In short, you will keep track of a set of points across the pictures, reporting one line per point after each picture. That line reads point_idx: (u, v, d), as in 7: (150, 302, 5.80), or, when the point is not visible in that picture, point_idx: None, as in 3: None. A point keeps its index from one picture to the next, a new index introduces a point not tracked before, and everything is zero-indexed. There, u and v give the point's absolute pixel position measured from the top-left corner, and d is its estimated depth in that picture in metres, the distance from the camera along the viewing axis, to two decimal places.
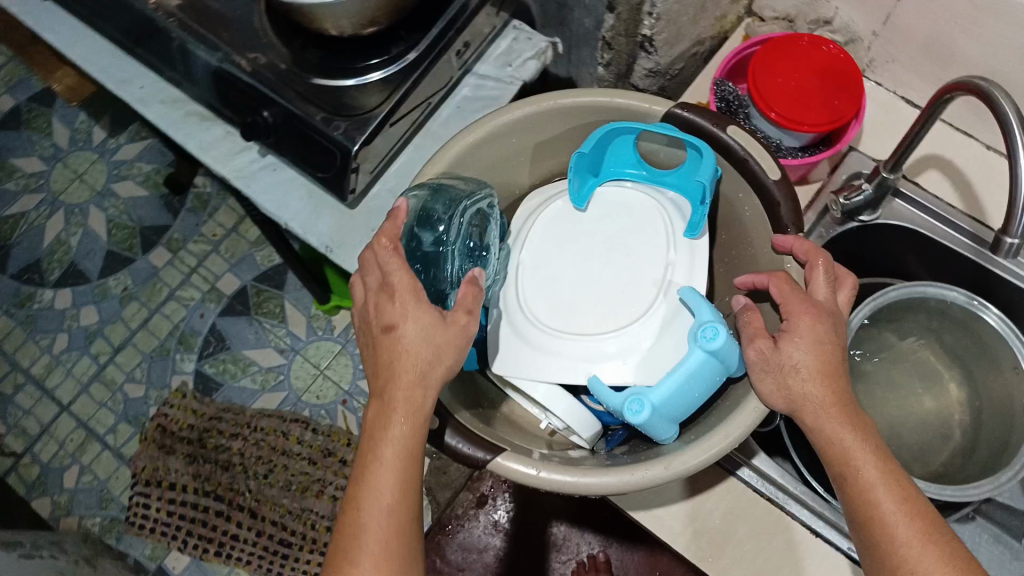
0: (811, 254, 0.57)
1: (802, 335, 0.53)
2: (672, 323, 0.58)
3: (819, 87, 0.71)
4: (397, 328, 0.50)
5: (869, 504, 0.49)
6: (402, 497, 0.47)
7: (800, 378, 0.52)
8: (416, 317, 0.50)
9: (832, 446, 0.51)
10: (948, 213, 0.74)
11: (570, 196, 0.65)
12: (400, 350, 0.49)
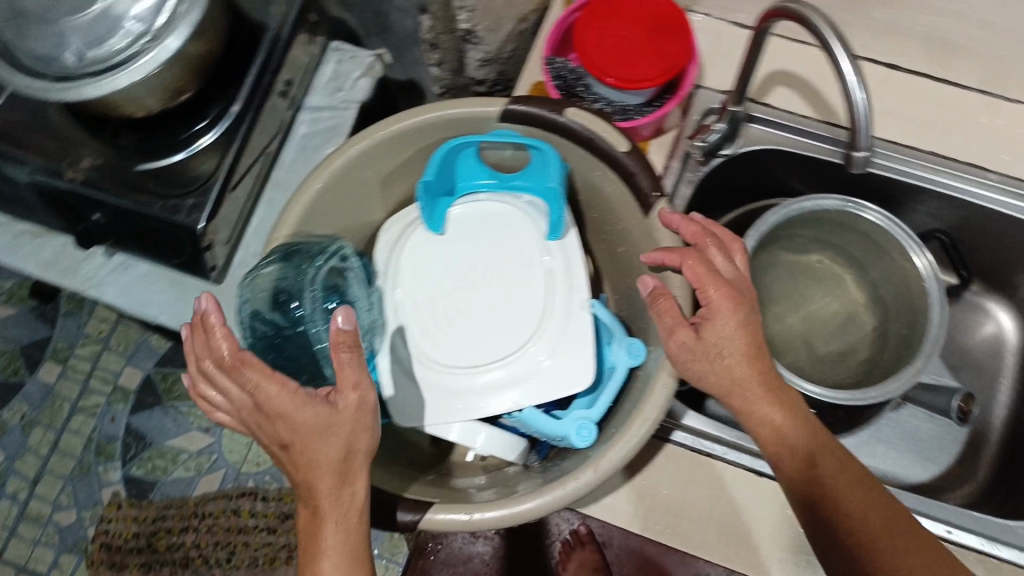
0: (699, 235, 0.56)
1: (724, 320, 0.53)
2: (567, 330, 0.58)
3: (647, 39, 0.69)
4: (296, 446, 0.48)
5: (806, 471, 0.55)
6: None
7: (728, 364, 0.54)
8: (309, 432, 0.48)
9: (762, 424, 0.55)
10: (803, 125, 0.74)
11: (425, 222, 0.62)
12: (310, 461, 0.48)
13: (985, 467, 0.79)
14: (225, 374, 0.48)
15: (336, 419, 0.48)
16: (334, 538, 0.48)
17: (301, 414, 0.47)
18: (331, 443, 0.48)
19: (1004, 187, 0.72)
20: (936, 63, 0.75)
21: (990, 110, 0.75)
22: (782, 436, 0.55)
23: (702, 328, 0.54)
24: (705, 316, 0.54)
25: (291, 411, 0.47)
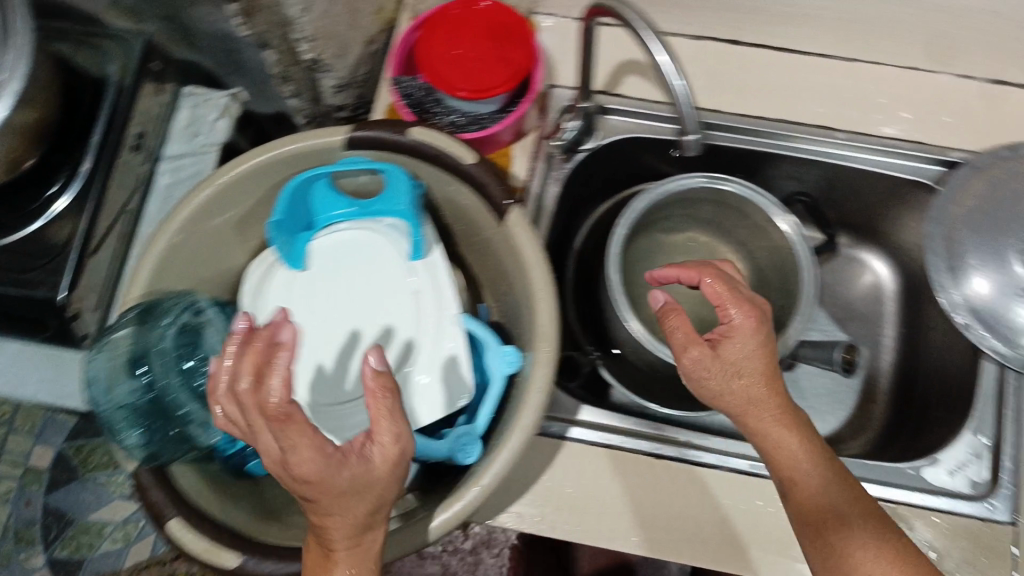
0: (700, 273, 0.59)
1: (743, 337, 0.55)
2: (440, 349, 0.59)
3: (490, 47, 0.69)
4: (325, 508, 0.45)
5: (820, 498, 0.54)
6: None
7: (749, 381, 0.55)
8: (338, 498, 0.44)
9: (779, 449, 0.55)
10: (656, 111, 0.76)
11: (284, 260, 0.62)
12: (329, 521, 0.45)
13: (880, 412, 0.82)
14: (255, 425, 0.44)
15: (372, 475, 0.45)
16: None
17: (337, 480, 0.44)
18: (365, 505, 0.45)
19: (854, 143, 0.74)
20: (782, 36, 0.75)
21: (830, 71, 0.77)
22: (795, 468, 0.54)
23: (719, 345, 0.56)
24: (728, 332, 0.56)
25: (324, 476, 0.43)
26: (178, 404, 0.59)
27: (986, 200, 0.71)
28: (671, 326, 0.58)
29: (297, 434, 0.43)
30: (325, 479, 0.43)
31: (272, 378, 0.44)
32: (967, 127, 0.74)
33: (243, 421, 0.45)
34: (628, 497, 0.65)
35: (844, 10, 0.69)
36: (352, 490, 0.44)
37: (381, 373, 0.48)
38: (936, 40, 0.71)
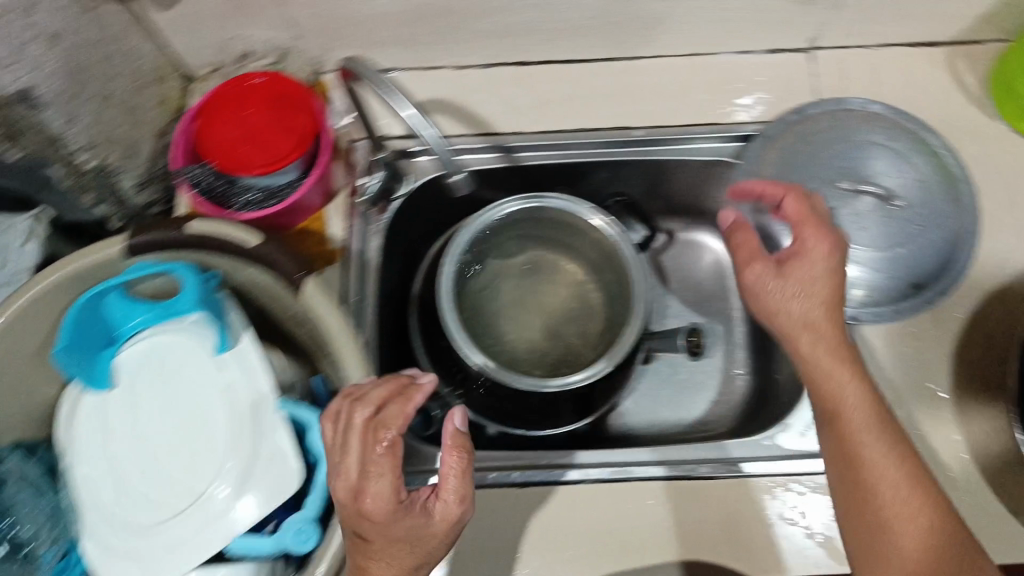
0: (781, 192, 0.64)
1: (817, 257, 0.58)
2: (260, 436, 0.58)
3: (269, 120, 0.69)
4: (374, 556, 0.48)
5: (856, 447, 0.55)
6: None
7: (817, 304, 0.57)
8: (393, 549, 0.48)
9: (825, 383, 0.56)
10: (462, 143, 0.77)
11: (86, 381, 0.62)
12: (432, 530, 0.49)
13: (743, 384, 0.86)
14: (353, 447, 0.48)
15: (424, 535, 0.48)
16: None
17: (399, 530, 0.48)
18: (416, 559, 0.49)
19: (654, 136, 0.77)
20: (565, 49, 0.76)
21: (617, 73, 0.78)
22: (840, 407, 0.56)
23: (787, 269, 0.58)
24: (805, 263, 0.58)
25: (388, 521, 0.47)
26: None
27: (782, 167, 0.73)
28: (744, 262, 0.60)
29: (377, 483, 0.47)
30: (391, 529, 0.47)
31: (403, 408, 0.50)
32: (757, 101, 0.77)
33: (346, 445, 0.49)
34: (501, 529, 0.67)
35: (608, 15, 0.71)
36: (409, 541, 0.48)
37: (461, 432, 0.52)
38: (705, 26, 0.74)
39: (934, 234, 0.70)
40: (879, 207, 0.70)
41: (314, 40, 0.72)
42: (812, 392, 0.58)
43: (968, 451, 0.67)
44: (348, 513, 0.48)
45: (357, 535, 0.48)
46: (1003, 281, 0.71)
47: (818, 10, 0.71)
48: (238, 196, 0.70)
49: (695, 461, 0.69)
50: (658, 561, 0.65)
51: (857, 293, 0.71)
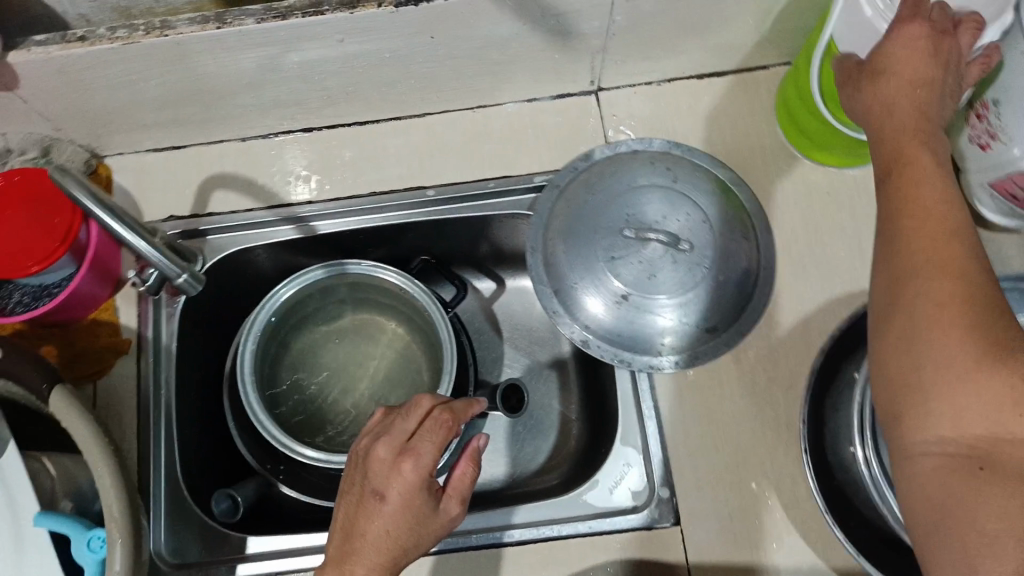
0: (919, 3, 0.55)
1: (901, 46, 0.51)
2: (23, 552, 0.57)
3: (27, 219, 0.67)
4: (374, 522, 0.51)
5: (897, 297, 0.45)
6: None
7: (903, 83, 0.50)
8: (395, 516, 0.51)
9: (902, 200, 0.47)
10: (252, 216, 0.75)
11: None
12: (436, 517, 0.53)
13: (580, 428, 0.82)
14: (426, 408, 0.57)
15: (423, 517, 0.53)
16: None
17: (411, 500, 0.52)
18: (410, 539, 0.52)
19: (445, 195, 0.75)
20: (345, 114, 0.75)
21: (404, 131, 0.77)
22: (906, 160, 0.48)
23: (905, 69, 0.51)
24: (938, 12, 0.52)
25: (415, 482, 0.52)
26: None
27: (574, 216, 0.72)
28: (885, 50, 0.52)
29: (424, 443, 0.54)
30: (410, 492, 0.52)
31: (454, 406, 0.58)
32: (545, 148, 0.76)
33: (408, 415, 0.56)
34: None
35: (372, 78, 0.70)
36: (414, 511, 0.52)
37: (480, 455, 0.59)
38: (478, 79, 0.73)
39: (722, 275, 0.69)
40: (666, 253, 0.68)
41: (78, 130, 0.71)
42: (885, 195, 0.48)
43: (774, 490, 0.66)
44: (376, 470, 0.53)
45: (368, 493, 0.52)
46: (802, 313, 0.71)
47: (584, 55, 0.71)
48: (10, 299, 0.69)
49: (505, 527, 0.68)
50: None
51: (668, 341, 0.69)
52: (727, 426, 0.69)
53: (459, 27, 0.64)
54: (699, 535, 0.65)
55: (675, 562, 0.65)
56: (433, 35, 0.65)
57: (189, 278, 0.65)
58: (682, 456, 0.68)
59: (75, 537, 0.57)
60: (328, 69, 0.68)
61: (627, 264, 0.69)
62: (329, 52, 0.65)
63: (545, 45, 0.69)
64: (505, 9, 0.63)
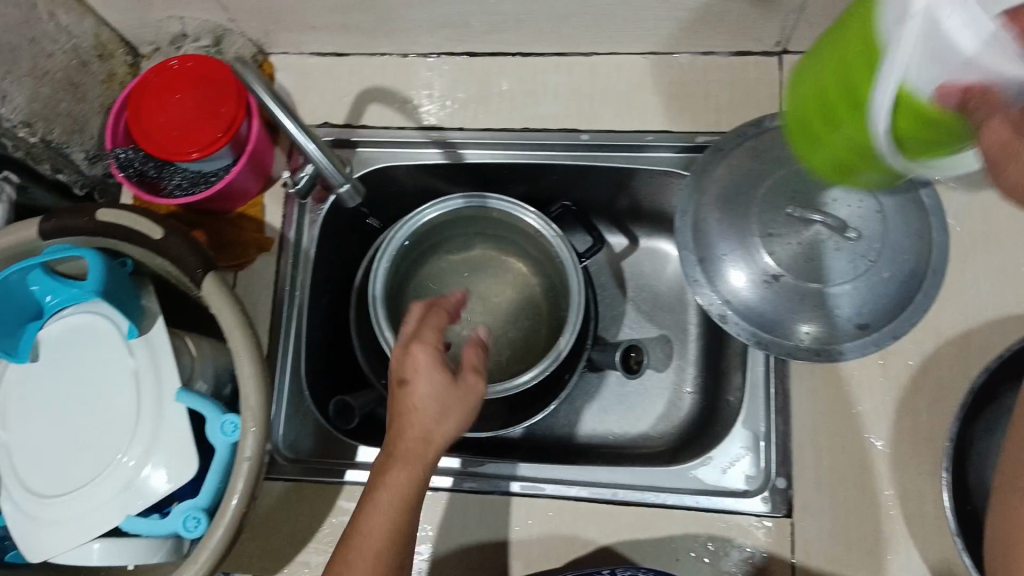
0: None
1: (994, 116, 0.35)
2: (161, 419, 0.60)
3: (195, 105, 0.68)
4: (407, 403, 0.53)
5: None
6: (400, 525, 0.50)
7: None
8: (425, 393, 0.53)
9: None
10: (402, 135, 0.74)
11: (13, 353, 0.63)
12: (462, 388, 0.54)
13: (692, 403, 0.80)
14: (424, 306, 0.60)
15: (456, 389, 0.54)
16: (390, 489, 0.51)
17: (438, 372, 0.54)
18: (448, 413, 0.53)
19: (599, 143, 0.72)
20: (511, 43, 0.73)
21: (567, 69, 0.74)
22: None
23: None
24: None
25: (423, 354, 0.54)
26: None
27: (734, 183, 0.68)
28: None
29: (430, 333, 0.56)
30: (433, 367, 0.54)
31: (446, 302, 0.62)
32: (712, 108, 0.72)
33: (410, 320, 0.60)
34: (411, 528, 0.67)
35: (546, 9, 0.67)
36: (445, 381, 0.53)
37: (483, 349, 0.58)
38: (656, 24, 0.69)
39: (888, 271, 0.64)
40: (829, 238, 0.64)
41: (250, 23, 0.71)
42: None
43: (903, 505, 0.62)
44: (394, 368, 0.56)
45: (401, 379, 0.54)
46: (964, 327, 0.66)
47: (775, 12, 0.66)
48: (168, 180, 0.70)
49: (611, 485, 0.68)
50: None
51: (809, 330, 0.66)
52: (858, 431, 0.65)
53: None
54: (812, 534, 0.63)
55: (778, 557, 0.63)
56: None
57: (350, 188, 0.65)
58: (806, 455, 0.65)
59: (211, 417, 0.60)
60: None
61: (785, 242, 0.65)
62: None
63: None
64: None
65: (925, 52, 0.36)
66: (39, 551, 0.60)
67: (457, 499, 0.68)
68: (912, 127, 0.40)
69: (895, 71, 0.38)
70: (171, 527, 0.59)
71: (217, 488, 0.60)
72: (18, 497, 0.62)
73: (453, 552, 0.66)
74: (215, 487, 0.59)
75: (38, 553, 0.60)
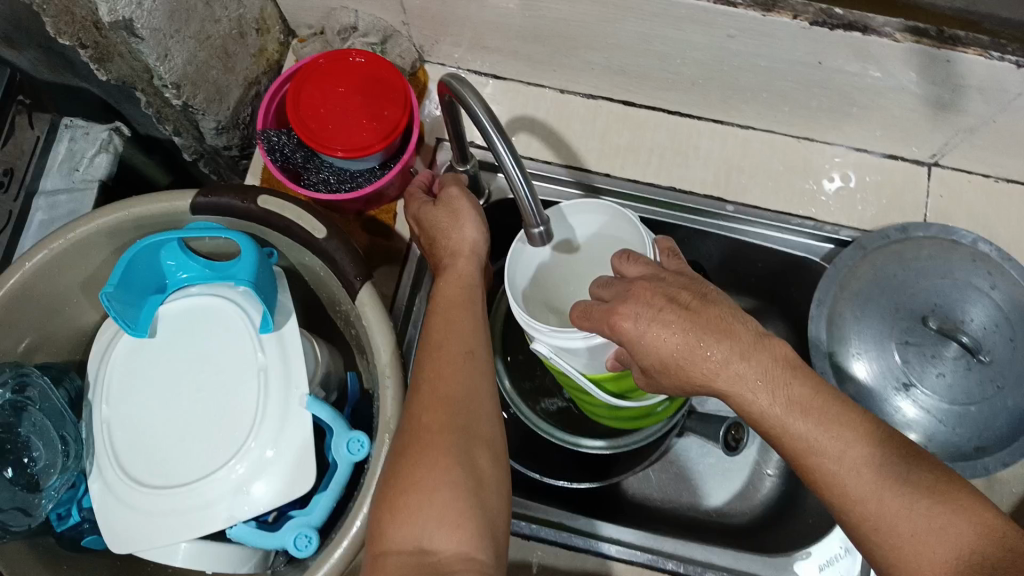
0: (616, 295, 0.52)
1: (639, 324, 0.50)
2: (286, 422, 0.57)
3: (359, 103, 0.67)
4: (444, 234, 0.60)
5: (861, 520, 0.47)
6: (464, 327, 0.55)
7: (650, 294, 0.51)
8: (450, 223, 0.60)
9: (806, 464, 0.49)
10: (547, 170, 0.73)
11: (127, 325, 0.59)
12: (458, 206, 0.60)
13: (771, 487, 0.80)
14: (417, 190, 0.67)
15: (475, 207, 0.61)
16: (456, 314, 0.55)
17: (455, 199, 0.61)
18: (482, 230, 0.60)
19: (744, 216, 0.72)
20: (672, 100, 0.73)
21: (721, 137, 0.75)
22: (703, 344, 0.49)
23: (663, 363, 0.51)
24: (607, 287, 0.54)
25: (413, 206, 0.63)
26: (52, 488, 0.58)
27: (874, 284, 0.69)
28: (622, 267, 0.55)
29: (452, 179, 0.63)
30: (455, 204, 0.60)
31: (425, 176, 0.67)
32: (855, 204, 0.73)
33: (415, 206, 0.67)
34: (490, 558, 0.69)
35: (726, 79, 0.68)
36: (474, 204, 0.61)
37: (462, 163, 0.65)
38: (823, 114, 0.70)
39: (1011, 399, 0.65)
40: (961, 358, 0.65)
41: (421, 29, 0.71)
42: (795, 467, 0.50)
43: None
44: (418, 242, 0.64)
45: (427, 223, 0.62)
46: None
47: (947, 126, 0.67)
48: (311, 172, 0.68)
49: (704, 564, 0.68)
50: None
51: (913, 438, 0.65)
52: None
53: (852, 61, 0.61)
54: None
55: None
56: (821, 61, 0.62)
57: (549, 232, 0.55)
58: None
59: (338, 431, 0.58)
60: (692, 56, 0.65)
61: (919, 352, 0.66)
62: (710, 43, 0.63)
63: (918, 107, 0.65)
64: (913, 62, 0.60)
65: (574, 358, 0.58)
66: (123, 545, 0.56)
67: (551, 550, 0.69)
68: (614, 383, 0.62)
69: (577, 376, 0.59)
70: (277, 542, 0.56)
71: (330, 508, 0.57)
72: (106, 481, 0.58)
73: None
74: (327, 505, 0.57)
75: (119, 548, 0.56)
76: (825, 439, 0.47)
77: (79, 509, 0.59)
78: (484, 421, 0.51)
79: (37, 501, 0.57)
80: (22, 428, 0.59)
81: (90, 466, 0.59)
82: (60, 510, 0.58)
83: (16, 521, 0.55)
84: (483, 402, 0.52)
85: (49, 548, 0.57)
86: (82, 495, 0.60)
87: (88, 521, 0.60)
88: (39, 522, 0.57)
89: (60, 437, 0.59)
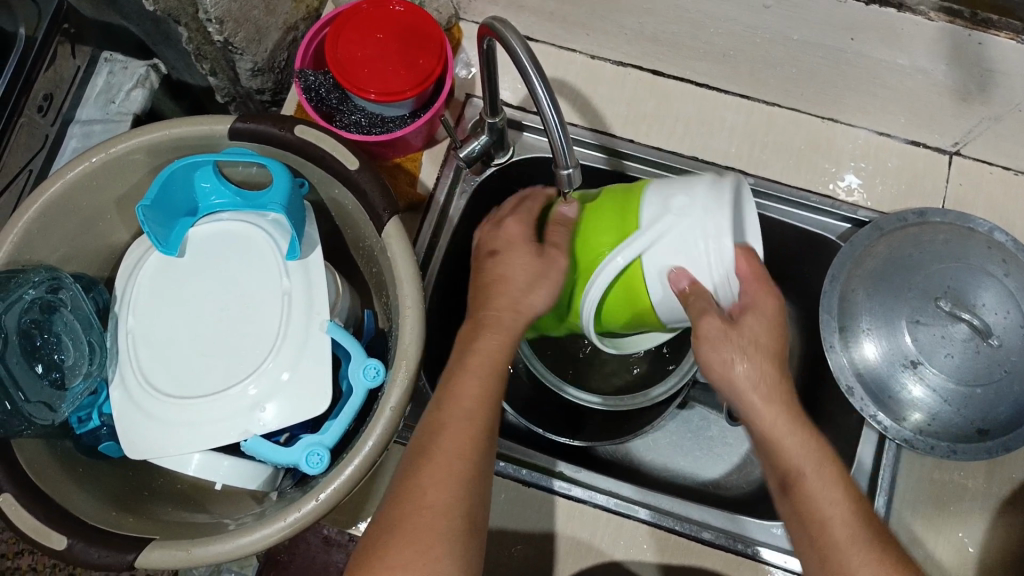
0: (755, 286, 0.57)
1: (762, 307, 0.58)
2: (306, 346, 0.58)
3: (396, 50, 0.68)
4: (510, 282, 0.61)
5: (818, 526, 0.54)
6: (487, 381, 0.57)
7: (771, 298, 0.58)
8: (523, 275, 0.61)
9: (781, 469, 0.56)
10: (571, 131, 0.75)
11: (158, 246, 0.61)
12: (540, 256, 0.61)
13: None
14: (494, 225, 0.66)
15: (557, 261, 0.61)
16: (475, 372, 0.57)
17: (555, 258, 0.61)
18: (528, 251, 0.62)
19: (762, 189, 0.74)
20: (700, 72, 0.75)
21: (746, 112, 0.77)
22: (761, 340, 0.57)
23: (739, 318, 0.57)
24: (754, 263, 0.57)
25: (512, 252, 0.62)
26: (73, 393, 0.59)
27: (890, 263, 0.70)
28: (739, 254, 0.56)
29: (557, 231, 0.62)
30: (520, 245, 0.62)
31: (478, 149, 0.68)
32: (872, 185, 0.75)
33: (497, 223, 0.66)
34: None
35: (757, 52, 0.69)
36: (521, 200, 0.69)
37: (568, 216, 0.63)
38: (849, 94, 0.71)
39: (1018, 385, 0.65)
40: (971, 340, 0.65)
41: None
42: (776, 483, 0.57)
43: None
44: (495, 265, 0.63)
45: (500, 266, 0.62)
46: None
47: (972, 114, 0.68)
48: (344, 114, 0.71)
49: (701, 524, 0.69)
50: (633, 568, 0.67)
51: (915, 415, 0.67)
52: (954, 524, 0.68)
53: (880, 45, 0.63)
54: None
55: None
56: (853, 39, 0.63)
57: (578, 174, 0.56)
58: (902, 537, 0.68)
59: (356, 358, 0.59)
60: (725, 27, 0.67)
61: (929, 332, 0.66)
62: (745, 15, 0.64)
63: (943, 92, 0.66)
64: (944, 44, 0.61)
65: (679, 236, 0.54)
66: (141, 452, 0.57)
67: (550, 499, 0.70)
68: (620, 304, 0.60)
69: (640, 247, 0.55)
70: (289, 460, 0.57)
71: (342, 431, 0.58)
72: (127, 389, 0.60)
73: (532, 543, 0.68)
74: (340, 428, 0.58)
75: (136, 455, 0.58)
76: (791, 445, 0.56)
77: (99, 415, 0.61)
78: (475, 504, 0.52)
79: (60, 399, 0.59)
80: (54, 327, 0.61)
81: (112, 374, 0.61)
82: (80, 414, 0.60)
83: (41, 415, 0.57)
84: (481, 475, 0.53)
85: (65, 451, 0.59)
86: (103, 401, 0.61)
87: (107, 426, 0.62)
88: (60, 421, 0.59)
89: (89, 345, 0.61)
